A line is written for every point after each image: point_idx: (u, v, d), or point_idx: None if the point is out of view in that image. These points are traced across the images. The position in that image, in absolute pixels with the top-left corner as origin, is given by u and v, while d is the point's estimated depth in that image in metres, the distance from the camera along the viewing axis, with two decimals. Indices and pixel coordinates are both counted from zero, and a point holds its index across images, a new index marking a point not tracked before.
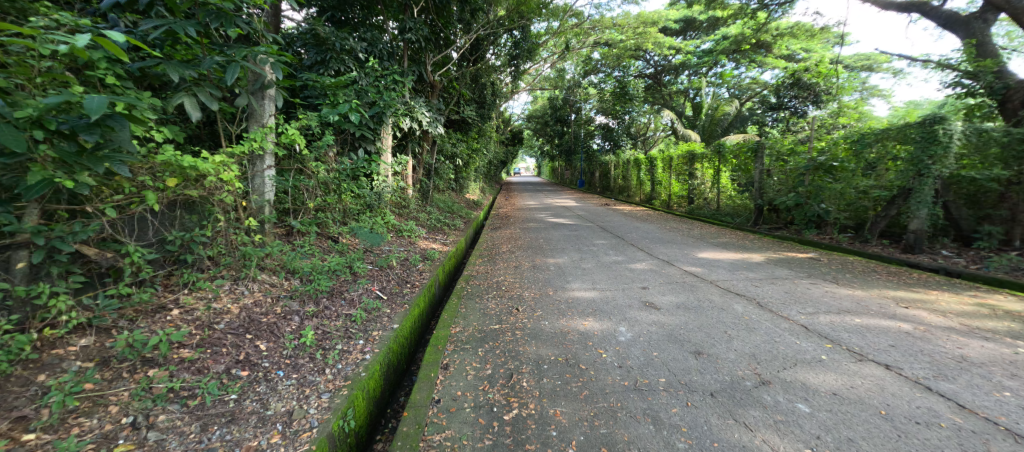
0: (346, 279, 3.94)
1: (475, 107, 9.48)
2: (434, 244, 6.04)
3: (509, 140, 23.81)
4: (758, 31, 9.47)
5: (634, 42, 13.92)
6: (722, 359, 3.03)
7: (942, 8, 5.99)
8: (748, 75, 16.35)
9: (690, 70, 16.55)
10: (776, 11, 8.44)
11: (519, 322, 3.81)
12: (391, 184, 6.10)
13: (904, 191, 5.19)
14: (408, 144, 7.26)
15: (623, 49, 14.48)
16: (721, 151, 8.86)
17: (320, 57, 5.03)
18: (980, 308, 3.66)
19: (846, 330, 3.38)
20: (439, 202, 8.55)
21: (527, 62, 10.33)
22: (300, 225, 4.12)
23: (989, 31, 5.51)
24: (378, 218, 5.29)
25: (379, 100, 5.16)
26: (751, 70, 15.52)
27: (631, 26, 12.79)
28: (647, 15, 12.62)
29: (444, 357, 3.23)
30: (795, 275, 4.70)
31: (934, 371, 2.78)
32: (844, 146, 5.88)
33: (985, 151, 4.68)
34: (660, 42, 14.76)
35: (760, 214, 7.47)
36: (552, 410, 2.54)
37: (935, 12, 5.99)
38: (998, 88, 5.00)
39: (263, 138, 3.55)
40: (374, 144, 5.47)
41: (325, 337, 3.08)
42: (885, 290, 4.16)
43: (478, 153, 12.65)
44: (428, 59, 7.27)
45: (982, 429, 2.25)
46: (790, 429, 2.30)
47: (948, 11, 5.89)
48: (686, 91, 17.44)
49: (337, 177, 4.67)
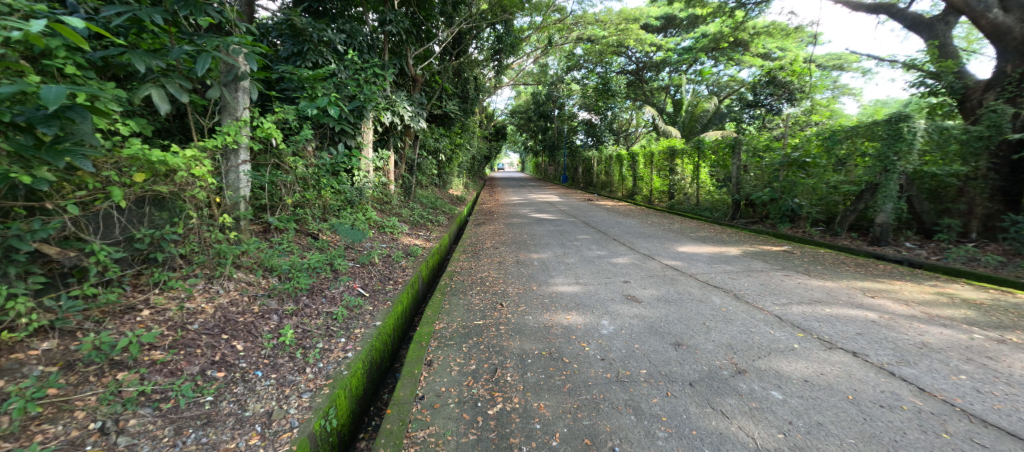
0: (326, 276, 3.88)
1: (458, 102, 9.37)
2: (417, 240, 5.95)
3: (494, 135, 23.66)
4: (736, 29, 9.64)
5: (617, 38, 13.92)
6: (701, 349, 3.12)
7: (907, 10, 6.22)
8: (726, 73, 16.68)
9: (671, 67, 16.77)
10: (753, 10, 8.59)
11: (503, 317, 3.83)
12: (373, 180, 5.97)
13: (871, 186, 5.40)
14: (389, 138, 7.12)
15: (606, 46, 14.47)
16: (700, 147, 9.03)
17: (296, 49, 4.88)
18: (940, 296, 3.87)
19: (817, 320, 3.53)
20: (422, 198, 8.43)
21: (509, 57, 10.28)
22: (278, 222, 4.04)
23: (951, 33, 5.77)
24: (359, 214, 5.21)
25: (359, 94, 5.00)
26: (730, 68, 15.81)
27: (614, 23, 12.65)
28: (628, 12, 12.67)
29: (427, 354, 3.22)
30: (770, 268, 4.85)
31: (897, 357, 2.93)
32: (817, 142, 6.08)
33: (945, 148, 4.90)
34: (641, 39, 14.85)
35: (738, 209, 7.67)
36: (535, 404, 2.57)
37: (901, 15, 6.21)
38: (958, 88, 5.25)
39: (236, 132, 3.46)
40: (355, 138, 5.32)
41: (305, 335, 3.03)
42: (853, 281, 4.34)
43: (461, 148, 12.49)
44: (410, 53, 7.07)
45: (941, 411, 2.38)
46: (765, 416, 2.39)
47: (912, 13, 6.12)
48: (667, 88, 17.63)
49: (316, 172, 4.58)
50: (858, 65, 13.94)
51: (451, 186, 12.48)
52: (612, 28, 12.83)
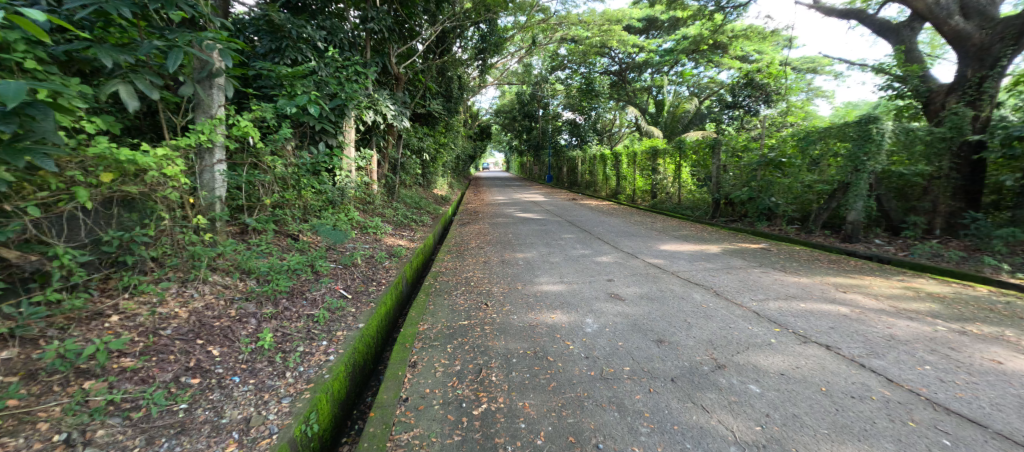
0: (307, 278, 3.80)
1: (442, 101, 9.29)
2: (401, 240, 5.89)
3: (478, 135, 23.57)
4: (715, 32, 9.87)
5: (601, 39, 14.04)
6: (682, 346, 3.19)
7: (876, 16, 6.48)
8: (706, 74, 17.04)
9: (653, 68, 17.05)
10: (731, 14, 8.80)
11: (488, 317, 3.82)
12: (355, 180, 5.87)
13: (843, 185, 5.60)
14: (372, 137, 7.02)
15: (590, 46, 14.58)
16: (681, 147, 9.20)
17: (274, 45, 4.76)
18: (906, 290, 4.05)
19: (793, 315, 3.65)
20: (406, 198, 8.33)
21: (493, 57, 10.27)
22: (256, 223, 3.93)
23: (916, 38, 6.03)
24: (341, 214, 5.11)
25: (341, 92, 4.88)
26: (710, 70, 16.17)
27: (597, 23, 12.77)
28: (611, 13, 12.80)
29: (411, 355, 3.19)
30: (748, 265, 4.99)
31: (867, 349, 3.06)
32: (792, 143, 6.28)
33: (911, 149, 5.19)
34: (623, 40, 15.03)
35: (717, 207, 7.85)
36: (520, 403, 2.57)
37: (870, 20, 6.48)
38: (923, 91, 5.50)
39: (211, 131, 3.35)
40: (336, 138, 5.23)
41: (285, 339, 2.96)
42: (826, 276, 4.50)
43: (445, 147, 12.38)
44: (393, 51, 6.97)
45: (907, 400, 2.50)
46: (743, 409, 2.45)
47: (880, 19, 6.39)
48: (650, 89, 17.90)
49: (296, 171, 4.48)
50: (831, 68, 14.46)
51: (436, 186, 12.38)
52: (595, 29, 12.95)
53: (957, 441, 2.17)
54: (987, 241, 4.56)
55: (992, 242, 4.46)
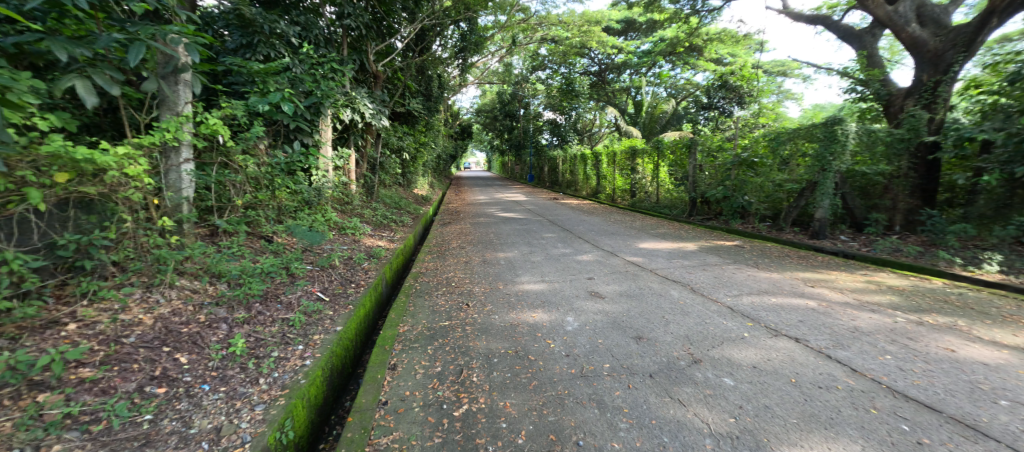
0: (282, 281, 3.69)
1: (422, 100, 9.18)
2: (380, 241, 5.79)
3: (459, 134, 23.43)
4: (691, 35, 10.11)
5: (580, 40, 14.17)
6: (660, 342, 3.25)
7: (840, 22, 6.79)
8: (682, 76, 17.46)
9: (631, 70, 17.35)
10: (706, 18, 9.04)
11: (469, 317, 3.80)
12: (333, 179, 5.74)
13: (811, 184, 5.84)
14: (349, 136, 6.87)
15: (569, 47, 14.67)
16: (659, 147, 9.39)
17: (245, 40, 4.62)
18: (869, 284, 4.26)
19: (765, 309, 3.78)
20: (385, 198, 8.19)
21: (473, 56, 10.22)
22: (226, 225, 3.78)
23: (877, 44, 6.35)
24: (318, 215, 4.98)
25: (316, 90, 4.72)
26: (686, 72, 16.57)
27: (576, 24, 12.88)
28: (590, 14, 12.92)
29: (391, 358, 3.14)
30: (723, 262, 5.14)
31: (833, 341, 3.20)
32: (764, 143, 6.52)
33: (873, 149, 5.44)
34: (602, 41, 15.21)
35: (694, 206, 8.06)
36: (501, 403, 2.57)
37: (834, 26, 6.78)
38: (883, 94, 5.79)
39: (177, 129, 3.21)
40: (311, 136, 5.09)
41: (258, 344, 2.86)
42: (795, 272, 4.68)
43: (426, 147, 12.25)
44: (371, 48, 6.85)
45: (870, 388, 2.62)
46: (718, 402, 2.53)
47: (844, 25, 6.69)
48: (628, 89, 18.17)
49: (269, 171, 4.34)
50: (800, 71, 15.05)
51: (416, 186, 12.24)
52: (575, 30, 13.05)
53: (914, 425, 2.29)
54: (942, 237, 4.89)
55: (947, 237, 4.79)
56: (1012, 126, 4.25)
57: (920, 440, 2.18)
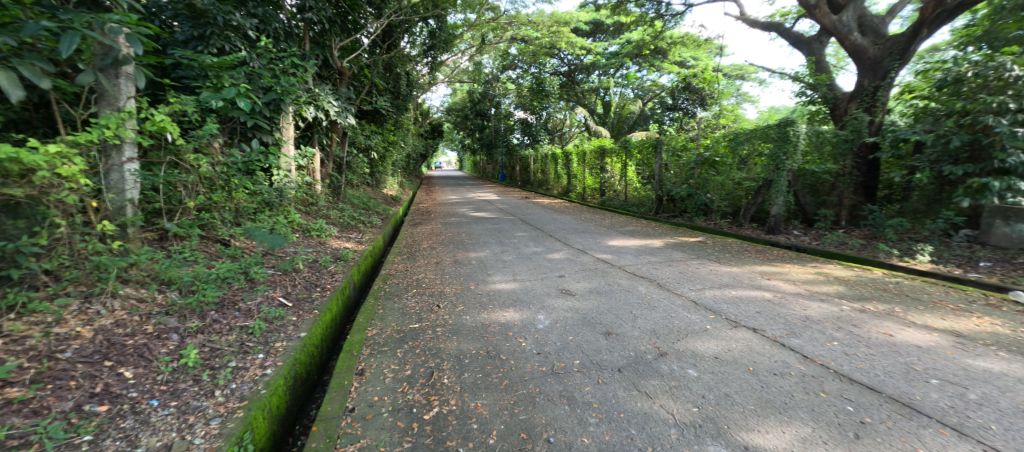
0: (239, 287, 3.49)
1: (390, 98, 8.97)
2: (347, 243, 5.60)
3: (430, 134, 23.09)
4: (655, 38, 10.44)
5: (548, 41, 14.28)
6: (628, 337, 3.34)
7: (792, 29, 7.20)
8: (648, 78, 17.93)
9: (601, 70, 17.66)
10: (669, 22, 9.33)
11: (440, 318, 3.75)
12: (296, 179, 5.50)
13: (766, 182, 6.17)
14: (313, 135, 6.61)
15: (539, 47, 14.73)
16: (626, 147, 9.61)
17: (196, 32, 4.34)
18: (819, 275, 4.55)
19: (726, 302, 3.96)
20: (353, 198, 7.93)
21: (443, 54, 10.10)
22: (177, 228, 3.53)
23: (824, 51, 6.79)
24: (280, 217, 4.76)
25: (275, 86, 4.51)
26: (652, 73, 17.05)
27: (545, 25, 12.96)
28: (559, 15, 13.01)
29: (358, 363, 3.04)
30: (687, 257, 5.33)
31: (787, 330, 3.39)
32: (724, 143, 6.81)
33: (821, 149, 5.79)
34: (571, 42, 15.38)
35: (660, 204, 8.32)
36: (472, 404, 2.56)
37: (786, 33, 7.18)
38: (830, 98, 6.21)
39: (118, 125, 2.97)
40: (271, 134, 4.86)
41: (213, 354, 2.70)
42: (753, 265, 4.93)
43: (396, 146, 11.98)
44: (334, 44, 6.60)
45: (819, 373, 2.80)
46: (682, 393, 2.62)
47: (796, 33, 7.11)
48: (597, 90, 18.44)
49: (224, 171, 4.10)
50: (759, 75, 15.78)
51: (386, 186, 11.95)
52: (544, 30, 13.14)
53: (858, 406, 2.46)
54: (881, 230, 5.29)
55: (885, 231, 5.19)
56: (939, 129, 4.74)
57: (862, 420, 2.35)
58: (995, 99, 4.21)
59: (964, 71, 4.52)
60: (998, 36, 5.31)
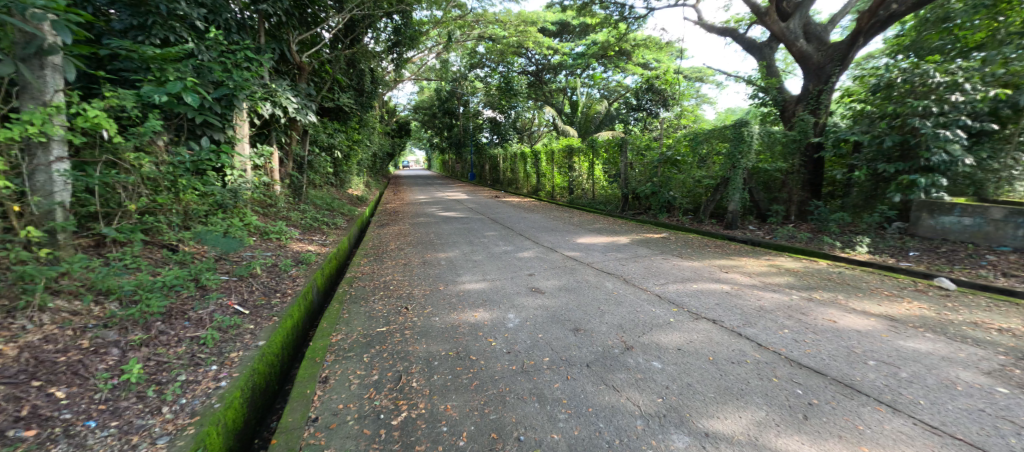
0: (189, 295, 3.26)
1: (353, 95, 8.66)
2: (309, 245, 5.36)
3: (397, 133, 22.60)
4: (619, 40, 10.68)
5: (517, 41, 14.04)
6: (596, 332, 3.40)
7: (745, 35, 7.59)
8: (613, 78, 18.31)
9: (568, 70, 17.86)
10: (633, 24, 9.56)
11: (409, 321, 3.67)
12: (251, 179, 5.20)
13: (724, 180, 6.48)
14: (270, 132, 6.27)
15: (506, 46, 14.64)
16: (593, 146, 9.78)
17: (136, 21, 4.01)
18: (771, 267, 4.83)
19: (688, 295, 4.13)
20: (315, 199, 7.61)
21: (409, 51, 9.87)
22: (117, 233, 3.25)
23: (774, 56, 7.20)
24: (234, 219, 4.48)
25: (227, 81, 4.25)
26: (617, 74, 17.42)
27: (513, 24, 12.96)
28: (527, 15, 12.96)
29: (322, 370, 2.92)
30: (652, 253, 5.50)
31: (744, 320, 3.58)
32: (685, 143, 7.07)
33: (772, 148, 6.20)
34: (538, 42, 15.43)
35: (626, 201, 8.54)
36: (442, 406, 2.52)
37: (740, 38, 7.56)
38: (779, 100, 6.62)
39: (45, 121, 2.69)
40: (223, 132, 4.57)
41: (160, 369, 2.50)
42: (713, 259, 5.16)
43: (361, 144, 11.61)
44: (292, 37, 6.29)
45: (772, 360, 2.97)
46: (648, 385, 2.70)
47: (749, 38, 7.50)
48: (565, 89, 18.56)
49: (170, 171, 3.82)
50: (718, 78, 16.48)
51: (351, 186, 11.57)
52: (512, 29, 13.13)
53: (807, 389, 2.64)
54: (826, 224, 5.68)
55: (829, 225, 5.58)
56: (874, 130, 5.20)
57: (810, 401, 2.51)
58: (921, 102, 4.64)
59: (894, 76, 4.97)
60: (923, 46, 6.01)
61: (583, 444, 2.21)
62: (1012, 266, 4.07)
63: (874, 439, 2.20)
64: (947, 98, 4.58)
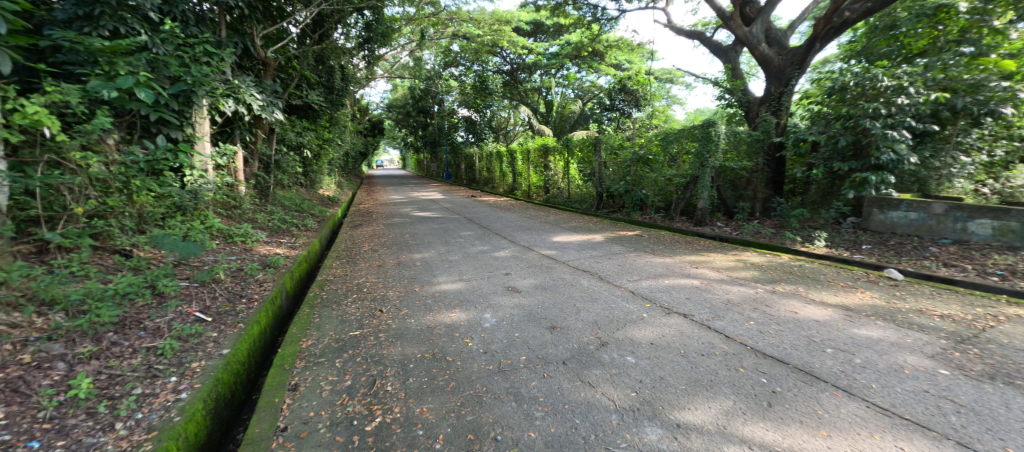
0: (145, 303, 3.06)
1: (322, 92, 8.38)
2: (277, 248, 5.16)
3: (370, 132, 22.09)
4: (592, 41, 10.83)
5: (492, 40, 14.11)
6: (572, 329, 3.44)
7: (711, 38, 7.85)
8: (587, 78, 18.53)
9: (542, 70, 17.89)
10: (605, 26, 9.71)
11: (383, 324, 3.59)
12: (213, 180, 4.94)
13: (693, 178, 6.68)
14: (233, 130, 5.99)
15: (481, 45, 14.48)
16: (568, 145, 9.86)
17: (82, 10, 3.74)
18: (738, 262, 5.02)
19: (660, 290, 4.23)
20: (284, 199, 7.32)
21: (381, 47, 9.65)
22: (62, 238, 3.01)
23: (738, 59, 7.48)
24: (195, 222, 4.25)
25: (184, 76, 4.02)
26: (591, 75, 17.65)
27: (487, 23, 12.93)
28: (501, 14, 12.95)
29: (291, 378, 2.81)
30: (626, 250, 5.61)
31: (713, 314, 3.70)
32: (656, 143, 7.25)
33: (738, 148, 6.45)
34: (513, 41, 15.43)
35: (600, 200, 8.67)
36: (418, 409, 2.48)
37: (707, 42, 7.81)
38: (744, 102, 6.87)
39: None
40: (181, 130, 4.33)
41: (113, 382, 2.34)
42: (683, 255, 5.32)
43: (333, 143, 11.28)
44: (256, 31, 6.02)
45: (738, 351, 3.09)
46: (622, 380, 2.75)
47: (715, 41, 7.76)
48: (540, 89, 18.53)
49: (121, 171, 3.58)
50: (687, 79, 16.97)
51: (322, 186, 11.23)
52: (486, 28, 13.08)
53: (771, 377, 2.76)
54: (787, 220, 5.95)
55: (791, 220, 5.85)
56: (830, 130, 5.50)
57: (774, 389, 2.63)
58: (871, 105, 4.94)
59: (847, 80, 5.27)
60: (872, 52, 6.36)
61: (560, 441, 2.22)
62: (952, 257, 4.39)
63: (832, 422, 2.33)
64: (894, 100, 4.89)
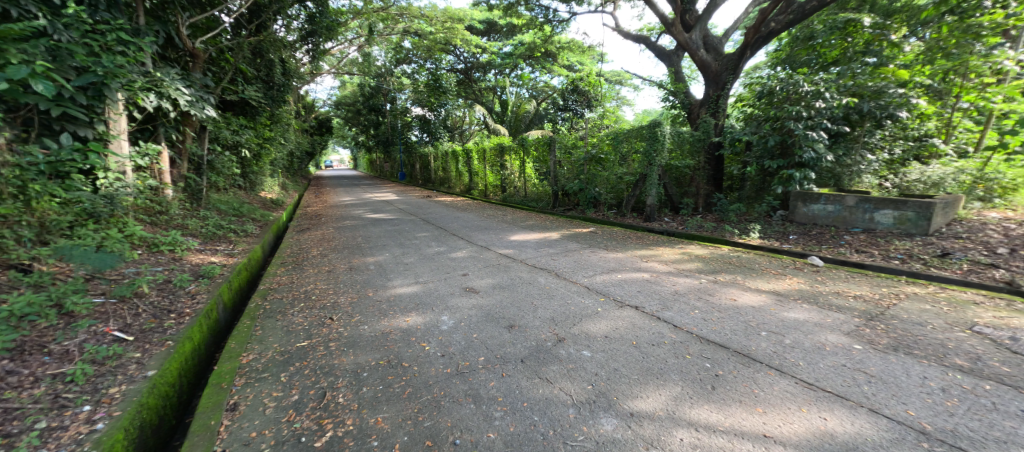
0: (50, 324, 2.69)
1: (262, 88, 7.75)
2: (211, 256, 4.73)
3: (319, 130, 20.80)
4: (545, 42, 10.97)
5: (445, 38, 13.93)
6: (530, 327, 3.45)
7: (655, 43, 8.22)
8: (540, 78, 18.70)
9: (496, 69, 17.76)
10: (557, 27, 9.86)
11: (333, 332, 3.40)
12: (134, 182, 4.44)
13: (642, 176, 6.99)
14: (157, 128, 5.42)
15: (433, 42, 14.05)
16: (523, 145, 9.91)
17: None
18: (683, 255, 5.32)
19: (613, 285, 4.37)
20: (220, 203, 6.75)
21: (327, 42, 9.15)
22: None
23: (681, 63, 7.90)
24: (111, 230, 3.79)
25: (94, 66, 3.55)
26: (544, 75, 17.83)
27: (439, 20, 12.80)
28: (453, 12, 12.87)
29: (229, 397, 2.59)
30: (581, 247, 5.75)
31: (662, 305, 3.88)
32: (607, 142, 7.50)
33: (682, 147, 6.82)
34: (466, 40, 15.30)
35: (556, 198, 8.82)
36: (372, 420, 2.38)
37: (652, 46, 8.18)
38: (687, 103, 7.26)
39: None
40: (92, 127, 3.85)
41: (8, 417, 2.04)
42: (635, 250, 5.54)
43: (276, 142, 10.58)
44: (180, 19, 5.47)
45: (685, 339, 3.26)
46: (579, 374, 2.80)
47: (659, 46, 8.14)
48: (494, 89, 18.34)
49: (16, 174, 3.11)
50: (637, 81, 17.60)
51: (265, 188, 10.51)
52: (438, 25, 12.85)
53: (713, 362, 2.93)
54: (726, 214, 6.39)
55: (729, 214, 6.28)
56: (760, 131, 5.96)
57: (717, 373, 2.80)
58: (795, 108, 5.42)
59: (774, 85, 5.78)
60: (795, 59, 7.10)
61: (519, 440, 2.23)
62: (862, 244, 4.91)
63: (766, 399, 2.52)
64: (813, 104, 5.39)
